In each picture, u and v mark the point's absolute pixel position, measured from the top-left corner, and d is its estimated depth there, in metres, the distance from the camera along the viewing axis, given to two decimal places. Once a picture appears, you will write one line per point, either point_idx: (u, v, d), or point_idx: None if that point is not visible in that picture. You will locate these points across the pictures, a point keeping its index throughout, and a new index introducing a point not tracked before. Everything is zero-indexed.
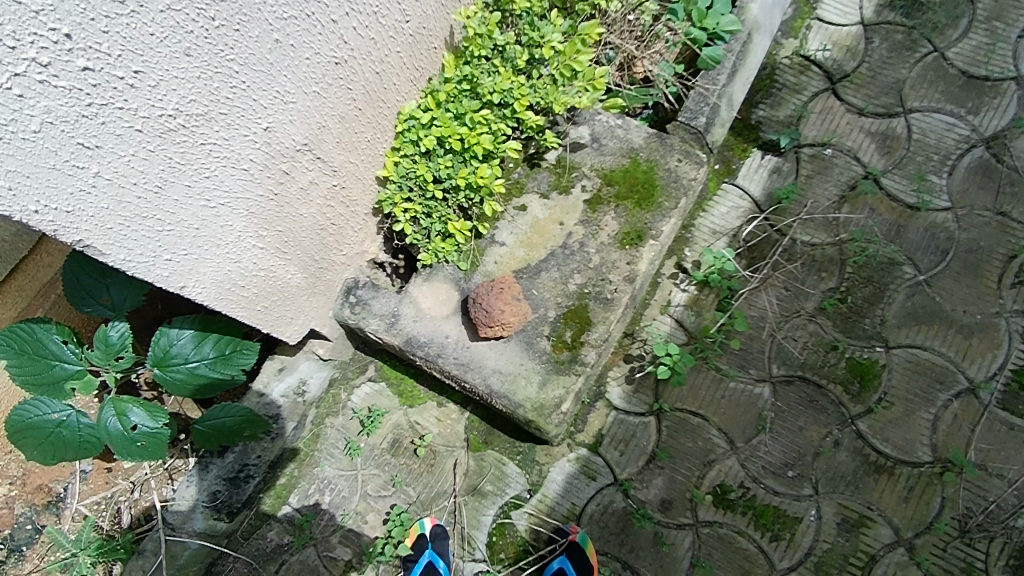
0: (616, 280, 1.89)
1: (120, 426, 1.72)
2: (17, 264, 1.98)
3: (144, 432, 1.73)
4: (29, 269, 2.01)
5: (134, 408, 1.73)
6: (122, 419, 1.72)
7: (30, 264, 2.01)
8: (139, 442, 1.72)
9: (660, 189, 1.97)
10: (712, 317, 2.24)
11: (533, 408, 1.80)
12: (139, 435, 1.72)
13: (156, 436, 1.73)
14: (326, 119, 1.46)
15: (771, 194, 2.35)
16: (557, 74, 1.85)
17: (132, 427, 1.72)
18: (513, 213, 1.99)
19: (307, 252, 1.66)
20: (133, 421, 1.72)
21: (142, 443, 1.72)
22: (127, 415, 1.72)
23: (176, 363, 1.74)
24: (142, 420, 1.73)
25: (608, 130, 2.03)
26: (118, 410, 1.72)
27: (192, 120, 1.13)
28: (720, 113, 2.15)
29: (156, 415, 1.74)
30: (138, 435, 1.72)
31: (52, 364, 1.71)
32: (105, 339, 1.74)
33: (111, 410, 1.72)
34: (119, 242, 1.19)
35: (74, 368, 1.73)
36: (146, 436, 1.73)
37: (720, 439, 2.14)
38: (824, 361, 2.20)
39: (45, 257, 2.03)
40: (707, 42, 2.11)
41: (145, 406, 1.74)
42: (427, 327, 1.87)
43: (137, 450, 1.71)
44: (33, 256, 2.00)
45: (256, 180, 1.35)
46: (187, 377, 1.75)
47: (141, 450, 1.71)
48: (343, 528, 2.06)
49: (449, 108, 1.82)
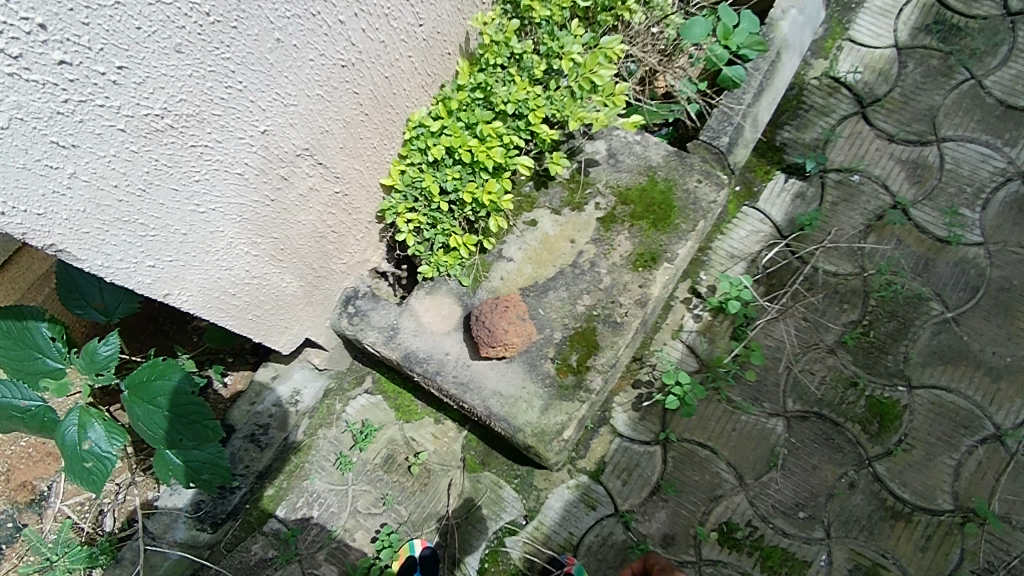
0: (627, 302, 1.81)
1: (75, 439, 1.63)
2: (11, 255, 1.96)
3: (96, 452, 1.64)
4: (21, 262, 1.99)
5: (95, 424, 1.65)
6: (81, 432, 1.64)
7: (22, 257, 1.98)
8: (86, 460, 1.63)
9: (677, 209, 1.89)
10: (725, 346, 2.14)
11: (533, 433, 1.71)
12: (89, 454, 1.63)
13: (106, 460, 1.65)
14: (330, 124, 1.40)
15: (793, 219, 2.24)
16: (575, 87, 1.76)
17: (86, 443, 1.64)
18: (522, 227, 1.91)
19: (304, 260, 1.60)
20: (90, 437, 1.64)
21: (88, 467, 1.63)
22: (86, 429, 1.64)
23: (144, 400, 1.68)
24: (99, 439, 1.64)
25: (626, 146, 1.96)
26: (81, 421, 1.64)
27: (181, 121, 1.07)
28: (744, 133, 2.05)
29: (113, 435, 1.66)
30: (88, 454, 1.63)
31: (35, 357, 1.62)
32: (92, 353, 1.63)
33: (74, 419, 1.64)
34: (97, 247, 1.12)
35: (54, 366, 1.64)
36: (95, 458, 1.64)
37: (729, 474, 2.04)
38: (842, 398, 2.09)
39: (38, 252, 2.01)
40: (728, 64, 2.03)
41: (107, 426, 1.66)
42: (427, 343, 1.79)
43: (81, 470, 1.62)
44: (25, 249, 1.97)
45: (251, 186, 1.28)
46: (146, 421, 1.68)
47: (84, 471, 1.62)
48: (330, 544, 1.98)
49: (460, 117, 1.75)
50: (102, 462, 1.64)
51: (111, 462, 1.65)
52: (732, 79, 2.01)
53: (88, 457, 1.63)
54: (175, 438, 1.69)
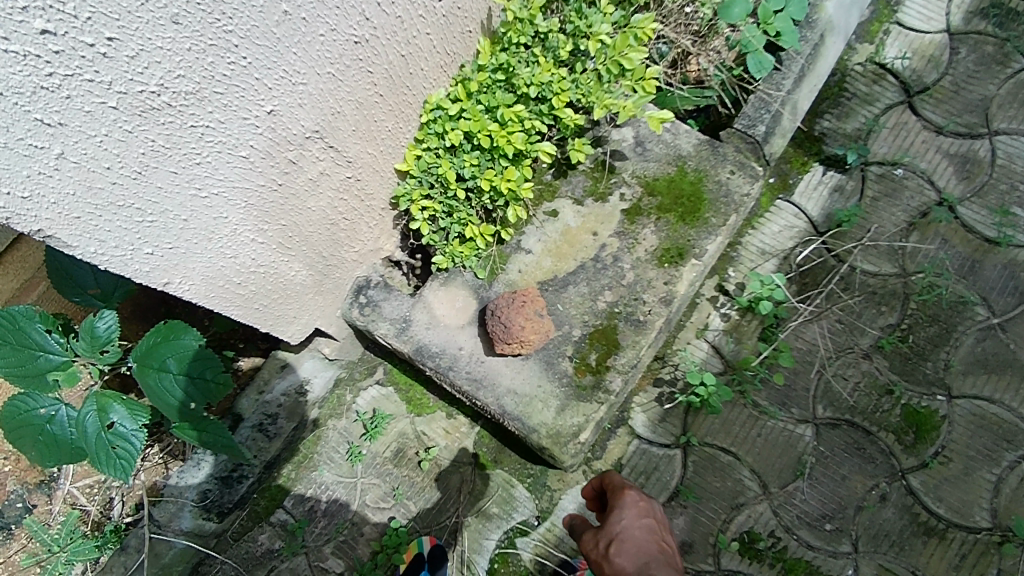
0: (650, 300, 1.72)
1: (98, 424, 1.57)
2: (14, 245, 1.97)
3: (122, 432, 1.58)
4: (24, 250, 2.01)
5: (115, 405, 1.58)
6: (103, 416, 1.58)
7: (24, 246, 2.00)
8: (114, 444, 1.57)
9: (708, 202, 1.78)
10: (753, 347, 2.03)
11: (548, 435, 1.64)
12: (115, 436, 1.57)
13: (132, 440, 1.58)
14: (342, 105, 1.32)
15: (831, 215, 2.11)
16: (603, 69, 1.65)
17: (110, 425, 1.58)
18: (542, 218, 1.82)
19: (314, 248, 1.53)
20: (112, 418, 1.58)
21: (116, 450, 1.56)
22: (107, 412, 1.58)
23: (154, 367, 1.59)
24: (123, 419, 1.58)
25: (654, 133, 1.84)
26: (101, 406, 1.58)
27: (180, 99, 0.99)
28: (782, 122, 1.92)
29: (136, 413, 1.59)
30: (113, 436, 1.57)
31: (36, 355, 1.56)
32: (92, 331, 1.58)
33: (92, 406, 1.58)
34: (89, 233, 1.05)
35: (59, 359, 1.59)
36: (122, 439, 1.57)
37: (752, 481, 1.94)
38: (876, 406, 1.98)
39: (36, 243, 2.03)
40: (758, 51, 1.86)
41: (126, 404, 1.60)
42: (441, 337, 1.72)
43: (112, 455, 1.56)
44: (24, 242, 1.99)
45: (257, 170, 1.21)
46: (159, 388, 1.59)
47: (116, 454, 1.56)
48: (337, 538, 1.93)
49: (480, 100, 1.66)
50: (129, 443, 1.57)
51: (138, 440, 1.59)
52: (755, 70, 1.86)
53: (116, 441, 1.57)
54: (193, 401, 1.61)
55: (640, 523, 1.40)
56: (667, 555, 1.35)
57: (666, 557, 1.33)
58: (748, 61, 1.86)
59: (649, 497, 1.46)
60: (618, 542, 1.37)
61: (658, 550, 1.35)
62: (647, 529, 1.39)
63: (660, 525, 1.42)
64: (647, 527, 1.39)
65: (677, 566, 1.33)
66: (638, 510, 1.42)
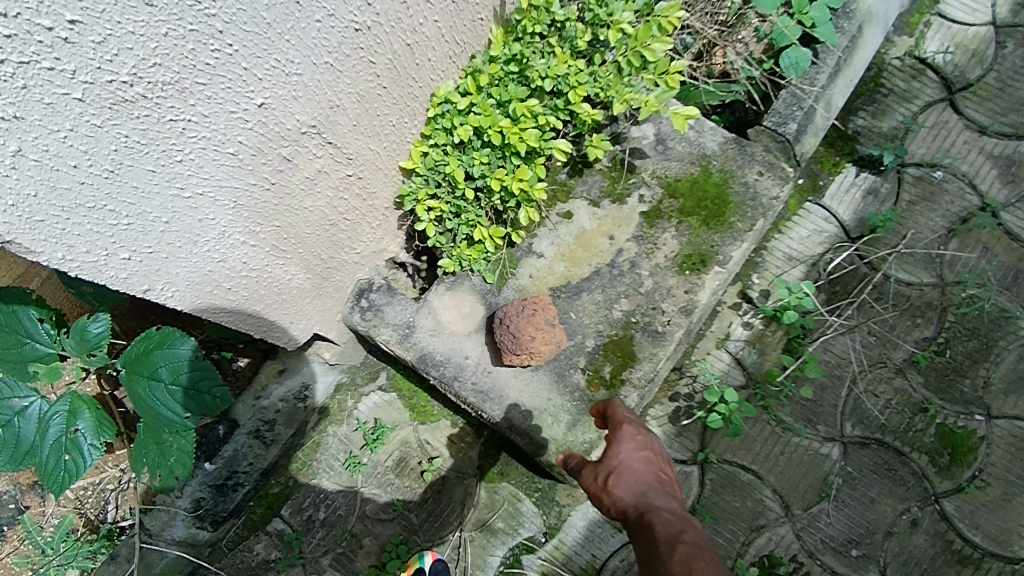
0: (670, 310, 1.61)
1: (61, 427, 1.48)
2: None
3: (80, 443, 1.49)
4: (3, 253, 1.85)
5: (86, 413, 1.51)
6: (69, 420, 1.49)
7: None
8: (66, 452, 1.48)
9: (734, 205, 1.66)
10: (778, 359, 1.90)
11: (558, 452, 1.55)
12: (72, 445, 1.48)
13: (86, 455, 1.50)
14: (341, 98, 1.22)
15: (864, 219, 1.97)
16: (623, 61, 1.54)
17: (71, 432, 1.49)
18: (555, 220, 1.71)
19: (312, 251, 1.44)
20: (77, 426, 1.49)
21: (66, 458, 1.47)
22: (75, 417, 1.49)
23: (145, 376, 1.51)
24: (87, 430, 1.50)
25: (677, 130, 1.72)
26: (70, 410, 1.49)
27: (156, 89, 0.89)
28: (816, 120, 1.78)
29: (101, 428, 1.52)
30: (70, 445, 1.48)
31: (22, 342, 1.46)
32: (82, 332, 1.46)
33: (64, 407, 1.49)
34: (56, 237, 0.97)
35: (44, 351, 1.48)
36: (77, 450, 1.49)
37: (774, 502, 1.83)
38: (909, 425, 1.85)
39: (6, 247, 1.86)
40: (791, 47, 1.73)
41: (97, 416, 1.52)
42: (446, 344, 1.63)
43: (58, 462, 1.46)
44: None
45: (247, 168, 1.12)
46: (149, 398, 1.51)
47: (63, 464, 1.46)
48: (336, 550, 1.86)
49: (491, 93, 1.55)
50: (82, 457, 1.49)
51: (91, 457, 1.50)
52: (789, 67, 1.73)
53: (72, 450, 1.48)
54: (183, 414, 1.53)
55: (637, 456, 1.23)
56: (666, 486, 1.20)
57: (666, 488, 1.19)
58: (784, 57, 1.72)
59: (646, 427, 1.29)
60: (617, 475, 1.21)
61: (656, 480, 1.20)
62: (645, 461, 1.22)
63: (658, 454, 1.26)
64: (644, 459, 1.23)
65: (678, 496, 1.19)
66: (636, 442, 1.25)
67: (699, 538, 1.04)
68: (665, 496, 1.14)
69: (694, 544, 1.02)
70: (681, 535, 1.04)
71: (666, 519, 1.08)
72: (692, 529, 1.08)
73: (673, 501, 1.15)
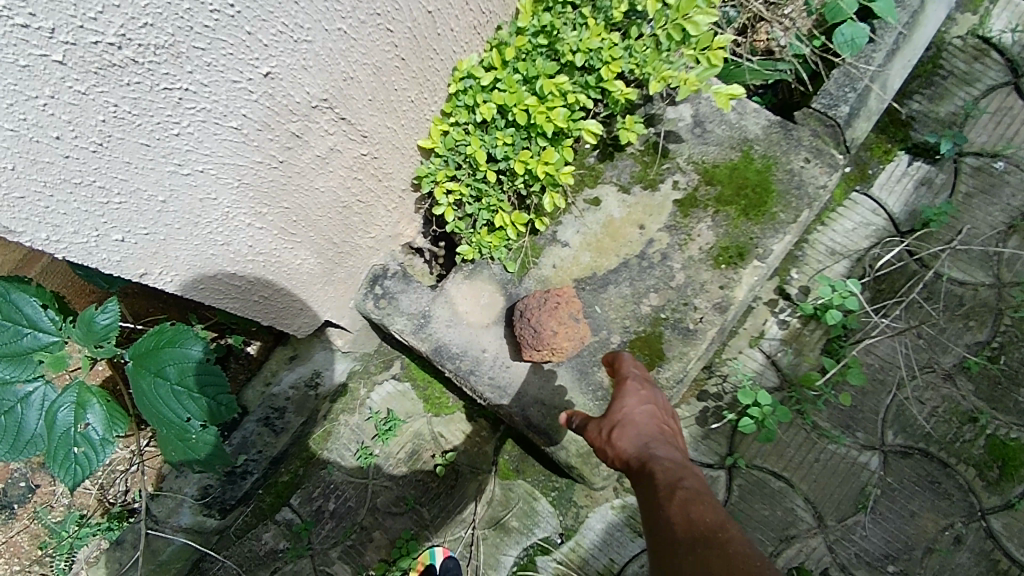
0: (703, 306, 1.50)
1: (69, 420, 1.39)
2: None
3: (91, 436, 1.41)
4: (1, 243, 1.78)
5: (96, 405, 1.42)
6: (77, 413, 1.40)
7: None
8: (77, 444, 1.40)
9: (776, 195, 1.54)
10: (816, 361, 1.78)
11: (578, 453, 1.48)
12: (83, 438, 1.40)
13: (98, 449, 1.42)
14: (356, 69, 1.13)
15: (915, 212, 1.83)
16: (661, 35, 1.41)
17: (81, 425, 1.40)
18: (582, 206, 1.60)
19: (324, 235, 1.36)
20: (87, 419, 1.41)
21: (78, 452, 1.39)
22: (84, 410, 1.40)
23: (151, 372, 1.44)
24: (98, 423, 1.42)
25: (717, 112, 1.59)
26: (79, 401, 1.40)
27: (147, 53, 0.81)
28: (869, 103, 1.62)
29: (113, 420, 1.43)
30: (81, 438, 1.40)
31: (24, 332, 1.36)
32: (90, 322, 1.36)
33: (72, 399, 1.40)
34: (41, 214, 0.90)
35: (49, 340, 1.38)
36: (89, 443, 1.41)
37: (806, 512, 1.72)
38: (956, 435, 1.72)
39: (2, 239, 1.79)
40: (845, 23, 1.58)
41: (107, 408, 1.43)
42: (462, 336, 1.54)
43: (70, 456, 1.39)
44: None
45: (252, 144, 1.03)
46: (152, 395, 1.44)
47: (74, 456, 1.39)
48: (345, 543, 1.80)
49: (517, 68, 1.43)
50: (94, 450, 1.41)
51: (105, 450, 1.43)
52: (844, 44, 1.57)
53: (82, 442, 1.40)
54: (185, 416, 1.45)
55: (641, 409, 1.19)
56: (670, 437, 1.17)
57: (670, 439, 1.16)
58: (838, 34, 1.57)
59: (649, 379, 1.24)
60: (620, 428, 1.17)
61: (660, 431, 1.16)
62: (649, 413, 1.18)
63: (661, 406, 1.22)
64: (648, 411, 1.18)
65: (682, 447, 1.17)
66: (640, 394, 1.21)
67: (700, 485, 1.03)
68: (669, 446, 1.12)
69: (696, 490, 1.01)
70: (682, 482, 1.03)
71: (669, 469, 1.06)
72: (694, 476, 1.06)
73: (676, 450, 1.12)
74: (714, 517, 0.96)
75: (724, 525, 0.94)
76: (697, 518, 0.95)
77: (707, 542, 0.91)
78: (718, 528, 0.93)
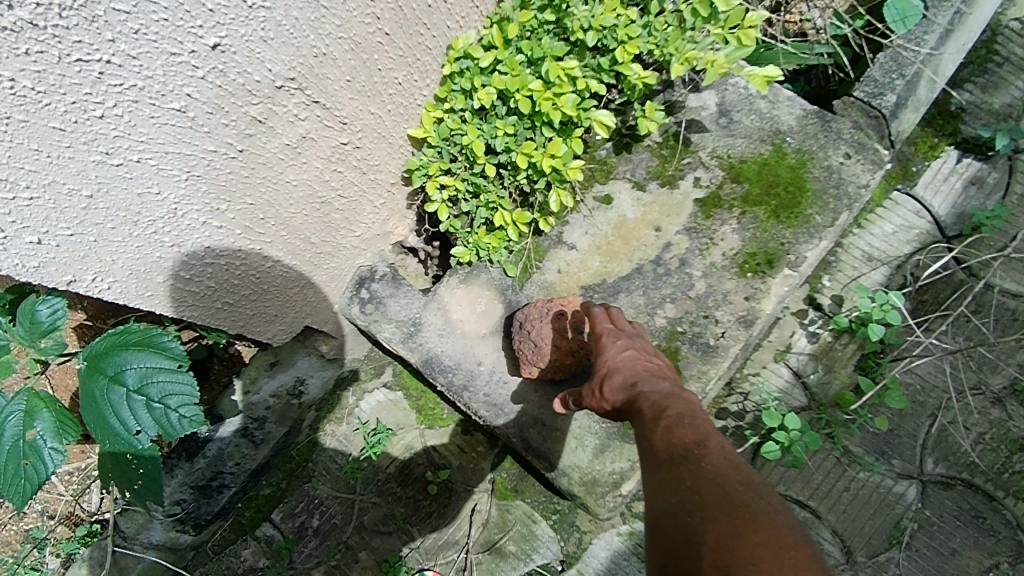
0: (725, 319, 1.34)
1: (16, 429, 1.22)
2: None
3: (40, 447, 1.23)
4: None
5: (45, 412, 1.23)
6: (25, 421, 1.23)
7: None
8: (24, 457, 1.22)
9: (812, 194, 1.36)
10: (848, 379, 1.61)
11: (581, 481, 1.32)
12: (30, 449, 1.22)
13: (49, 460, 1.23)
14: (329, 44, 0.97)
15: (964, 215, 1.64)
16: (685, 11, 1.24)
17: (28, 435, 1.22)
18: (592, 204, 1.43)
19: (299, 235, 1.21)
20: (35, 427, 1.23)
21: (26, 464, 1.21)
22: (31, 417, 1.23)
23: (104, 376, 1.22)
24: (47, 432, 1.23)
25: (745, 100, 1.42)
26: (27, 408, 1.23)
27: (48, 16, 0.66)
28: (919, 90, 1.43)
29: (64, 429, 1.24)
30: (28, 450, 1.22)
31: None
32: (30, 315, 1.20)
33: (19, 405, 1.23)
34: None
35: None
36: (37, 455, 1.22)
37: (834, 546, 1.55)
38: (1003, 465, 1.55)
39: None
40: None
41: (58, 415, 1.24)
42: (456, 346, 1.39)
43: (17, 471, 1.21)
44: None
45: (201, 130, 0.89)
46: (102, 402, 1.21)
47: (21, 470, 1.21)
48: (328, 563, 1.67)
49: (520, 49, 1.27)
50: (43, 462, 1.23)
51: (57, 461, 1.24)
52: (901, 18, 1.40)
53: (29, 455, 1.22)
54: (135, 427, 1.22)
55: (623, 354, 1.07)
56: (661, 373, 1.04)
57: (659, 373, 1.04)
58: (887, 8, 1.40)
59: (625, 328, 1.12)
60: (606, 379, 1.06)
61: (648, 369, 1.04)
62: (633, 355, 1.07)
63: (646, 347, 1.10)
64: (631, 355, 1.06)
65: (678, 381, 1.04)
66: (620, 339, 1.10)
67: (688, 410, 0.92)
68: (656, 380, 1.00)
69: (680, 414, 0.91)
70: (665, 411, 0.92)
71: (655, 402, 0.95)
72: (685, 404, 0.94)
73: (664, 382, 1.00)
74: (696, 436, 0.86)
75: (704, 441, 0.85)
76: (676, 441, 0.86)
77: (684, 460, 0.83)
78: (696, 445, 0.84)
